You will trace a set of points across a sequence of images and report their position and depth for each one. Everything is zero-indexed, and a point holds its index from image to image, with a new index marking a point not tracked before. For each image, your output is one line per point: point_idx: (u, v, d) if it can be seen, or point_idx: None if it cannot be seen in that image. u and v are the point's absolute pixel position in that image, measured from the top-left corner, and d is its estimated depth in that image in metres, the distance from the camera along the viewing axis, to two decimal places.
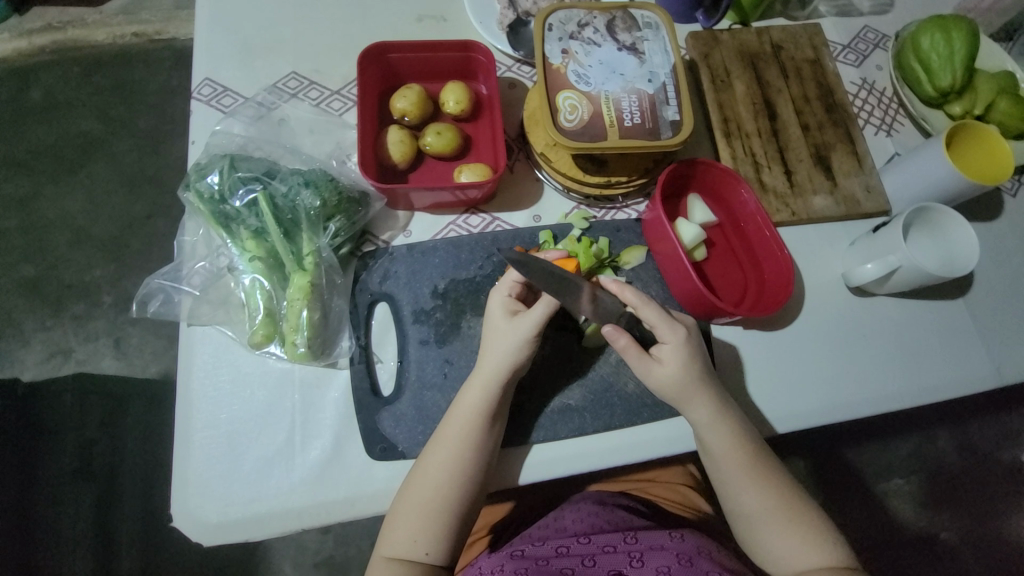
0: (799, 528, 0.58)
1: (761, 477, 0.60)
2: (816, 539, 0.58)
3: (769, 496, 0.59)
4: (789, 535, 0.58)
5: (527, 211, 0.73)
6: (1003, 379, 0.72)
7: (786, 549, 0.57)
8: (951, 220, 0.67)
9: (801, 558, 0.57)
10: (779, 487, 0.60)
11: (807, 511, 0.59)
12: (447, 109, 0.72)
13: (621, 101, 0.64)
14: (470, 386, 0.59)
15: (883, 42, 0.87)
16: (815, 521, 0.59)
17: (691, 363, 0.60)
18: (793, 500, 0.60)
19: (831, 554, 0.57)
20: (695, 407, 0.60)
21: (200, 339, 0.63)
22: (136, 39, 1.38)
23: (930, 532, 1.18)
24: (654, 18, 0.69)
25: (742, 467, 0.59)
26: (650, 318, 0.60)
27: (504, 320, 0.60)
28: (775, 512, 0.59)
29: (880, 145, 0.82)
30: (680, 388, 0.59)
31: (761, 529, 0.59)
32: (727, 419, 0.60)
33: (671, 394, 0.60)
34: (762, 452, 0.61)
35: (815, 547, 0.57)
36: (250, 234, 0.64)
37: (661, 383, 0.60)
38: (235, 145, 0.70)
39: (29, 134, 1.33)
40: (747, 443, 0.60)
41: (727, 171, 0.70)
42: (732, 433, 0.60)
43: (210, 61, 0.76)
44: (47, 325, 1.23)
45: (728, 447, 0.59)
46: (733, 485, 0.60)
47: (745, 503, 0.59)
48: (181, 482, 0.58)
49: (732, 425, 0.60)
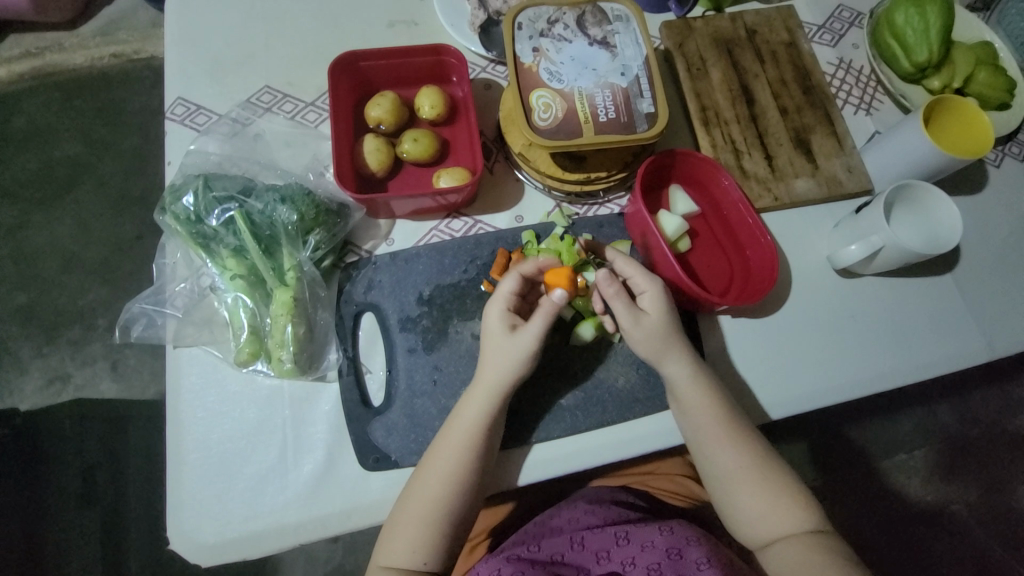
0: (773, 486, 0.58)
1: (738, 439, 0.59)
2: (788, 501, 0.58)
3: (744, 458, 0.59)
4: (760, 498, 0.58)
5: (508, 212, 0.73)
6: (994, 351, 0.72)
7: (758, 511, 0.57)
8: (935, 198, 0.67)
9: (770, 520, 0.57)
10: (756, 449, 0.60)
11: (782, 474, 0.59)
12: (423, 114, 0.72)
13: (595, 97, 0.64)
14: (467, 399, 0.59)
15: (858, 20, 0.86)
16: (790, 485, 0.59)
17: (669, 309, 0.61)
18: (769, 462, 0.59)
19: (801, 517, 0.57)
20: (671, 363, 0.60)
21: (187, 361, 0.63)
22: (115, 59, 1.38)
23: (937, 505, 1.18)
24: (624, 11, 0.68)
25: (719, 428, 0.59)
26: (627, 269, 0.62)
27: (503, 334, 0.59)
28: (750, 469, 0.59)
29: (860, 124, 0.81)
30: (658, 343, 0.60)
31: (735, 490, 0.59)
32: (701, 379, 0.60)
33: (650, 347, 0.60)
34: (739, 414, 0.61)
35: (789, 504, 0.57)
36: (230, 252, 0.64)
37: (643, 333, 0.60)
38: (211, 164, 0.69)
39: (12, 162, 1.32)
40: (723, 405, 0.60)
41: (707, 160, 0.70)
42: (705, 392, 0.60)
43: (182, 80, 0.75)
44: (43, 352, 1.22)
45: (703, 406, 0.60)
46: (708, 445, 0.60)
47: (719, 462, 0.59)
48: (176, 505, 0.58)
49: (708, 384, 0.61)
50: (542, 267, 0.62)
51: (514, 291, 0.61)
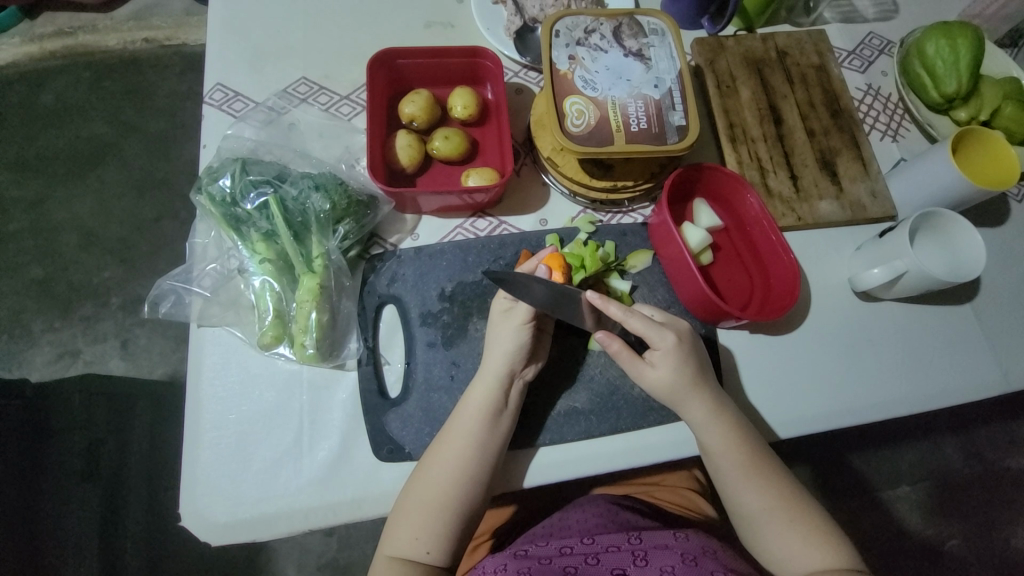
0: (800, 527, 0.58)
1: (761, 477, 0.60)
2: (817, 540, 0.57)
3: (769, 496, 0.59)
4: (788, 535, 0.58)
5: (533, 215, 0.74)
6: (1010, 384, 0.71)
7: (787, 550, 0.57)
8: (959, 227, 0.67)
9: (799, 558, 0.57)
10: (779, 486, 0.60)
11: (807, 510, 0.59)
12: (455, 114, 0.73)
13: (627, 107, 0.65)
14: (473, 387, 0.60)
15: (887, 48, 0.87)
16: (816, 522, 0.59)
17: (683, 367, 0.60)
18: (794, 499, 0.60)
19: (831, 555, 0.57)
20: (691, 407, 0.60)
21: (211, 340, 0.64)
22: (147, 44, 1.41)
23: (937, 540, 1.17)
24: (660, 25, 0.69)
25: (740, 470, 0.59)
26: (639, 325, 0.59)
27: (500, 315, 0.61)
28: (776, 511, 0.59)
29: (886, 150, 0.82)
30: (674, 392, 0.60)
31: (762, 528, 0.59)
32: (725, 419, 0.60)
33: (664, 396, 0.61)
34: (760, 449, 0.61)
35: (819, 545, 0.57)
36: (261, 236, 0.65)
37: (653, 386, 0.60)
38: (246, 149, 0.71)
39: (40, 138, 1.35)
40: (745, 443, 0.60)
41: (732, 175, 0.70)
42: (729, 432, 0.60)
43: (221, 67, 0.77)
44: (55, 326, 1.24)
45: (727, 447, 0.60)
46: (732, 485, 0.60)
47: (744, 504, 0.60)
48: (189, 481, 0.59)
49: (729, 424, 0.60)
50: (540, 258, 0.63)
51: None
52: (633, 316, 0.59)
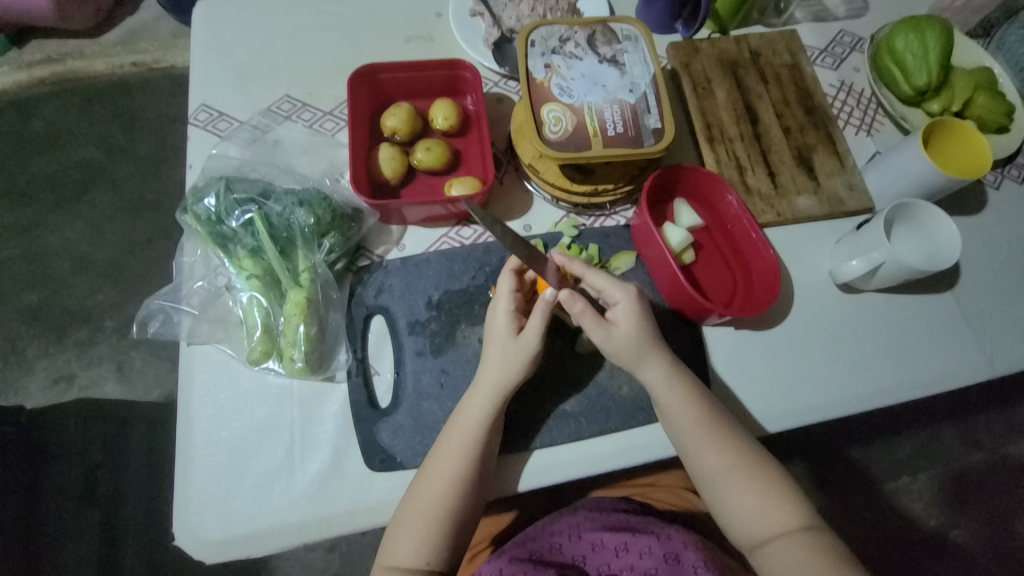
0: (759, 487, 0.58)
1: (723, 438, 0.60)
2: (775, 497, 0.58)
3: (730, 457, 0.59)
4: (749, 496, 0.58)
5: (517, 221, 0.75)
6: (996, 369, 0.72)
7: (748, 509, 0.58)
8: (933, 216, 0.69)
9: (761, 516, 0.57)
10: (740, 447, 0.60)
11: (770, 471, 0.59)
12: (437, 125, 0.74)
13: (604, 112, 0.66)
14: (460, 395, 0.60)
15: (859, 44, 0.89)
16: (777, 482, 0.59)
17: (643, 323, 0.61)
18: (754, 460, 0.59)
19: (791, 514, 0.57)
20: (649, 368, 0.61)
21: (201, 358, 0.65)
22: (135, 68, 1.42)
23: (941, 530, 1.17)
24: (633, 31, 0.71)
25: (700, 431, 0.60)
26: (598, 280, 0.62)
27: (507, 335, 0.60)
28: (735, 471, 0.59)
29: (861, 144, 0.84)
30: (633, 353, 0.60)
31: (724, 490, 0.59)
32: (680, 379, 0.61)
33: (626, 358, 0.61)
34: (720, 413, 0.61)
35: (777, 504, 0.58)
36: (247, 253, 0.66)
37: (617, 345, 0.60)
38: (231, 168, 0.72)
39: (31, 164, 1.36)
40: (703, 404, 0.61)
41: (711, 175, 0.72)
42: (685, 394, 0.60)
43: (206, 88, 0.78)
44: (50, 351, 1.24)
45: (684, 407, 0.60)
46: (694, 447, 0.60)
47: (706, 465, 0.59)
48: (183, 500, 0.59)
49: (686, 385, 0.61)
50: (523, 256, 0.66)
51: (514, 289, 0.62)
52: (592, 272, 0.62)
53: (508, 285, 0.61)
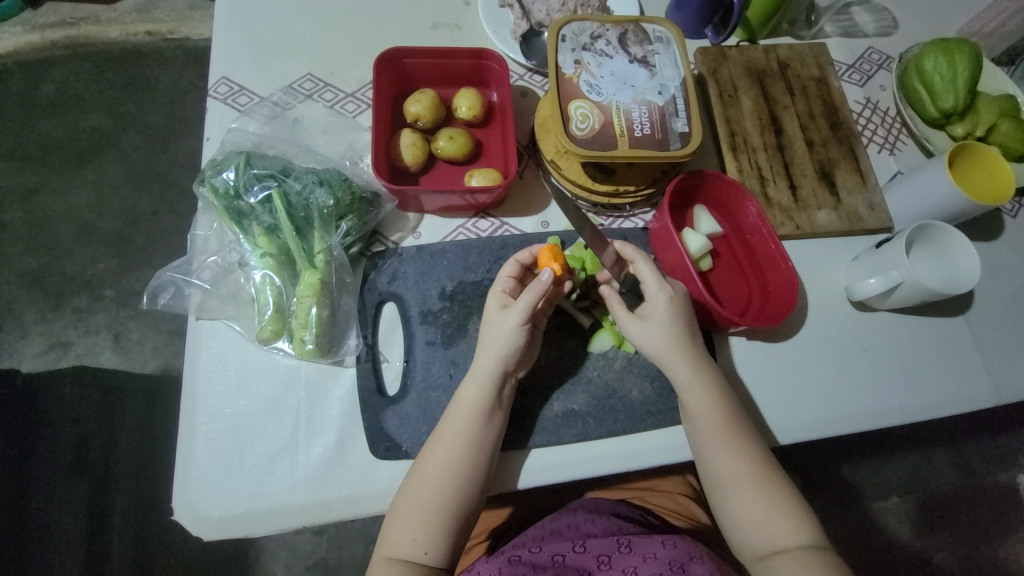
0: (766, 496, 0.58)
1: (738, 442, 0.59)
2: (782, 509, 0.57)
3: (744, 463, 0.59)
4: (757, 506, 0.57)
5: (536, 217, 0.74)
6: (1003, 398, 0.72)
7: (754, 518, 0.57)
8: (955, 240, 0.68)
9: (766, 527, 0.57)
10: (753, 454, 0.59)
11: (780, 484, 0.59)
12: (460, 114, 0.73)
13: (632, 112, 0.66)
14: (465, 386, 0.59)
15: (887, 63, 0.88)
16: (786, 496, 0.58)
17: (677, 311, 0.62)
18: (766, 470, 0.59)
19: (796, 528, 0.57)
20: (677, 363, 0.61)
21: (208, 333, 0.64)
22: (150, 37, 1.40)
23: (925, 554, 1.18)
24: (665, 33, 0.70)
25: (717, 432, 0.59)
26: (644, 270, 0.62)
27: (496, 312, 0.61)
28: (745, 478, 0.58)
29: (883, 163, 0.83)
30: (660, 349, 0.61)
31: (731, 494, 0.59)
32: (704, 378, 0.61)
33: (651, 348, 0.61)
34: (740, 419, 0.61)
35: (782, 517, 0.57)
36: (263, 231, 0.65)
37: (643, 339, 0.61)
38: (250, 143, 0.71)
39: (37, 127, 1.34)
40: (724, 406, 0.60)
41: (733, 183, 0.71)
42: (709, 396, 0.60)
43: (228, 60, 0.77)
44: (47, 317, 1.23)
45: (705, 407, 0.60)
46: (709, 446, 0.60)
47: (717, 467, 0.59)
48: (182, 476, 0.58)
49: (710, 386, 0.61)
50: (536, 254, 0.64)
51: (512, 276, 0.63)
52: (640, 259, 0.62)
53: (507, 274, 0.62)
